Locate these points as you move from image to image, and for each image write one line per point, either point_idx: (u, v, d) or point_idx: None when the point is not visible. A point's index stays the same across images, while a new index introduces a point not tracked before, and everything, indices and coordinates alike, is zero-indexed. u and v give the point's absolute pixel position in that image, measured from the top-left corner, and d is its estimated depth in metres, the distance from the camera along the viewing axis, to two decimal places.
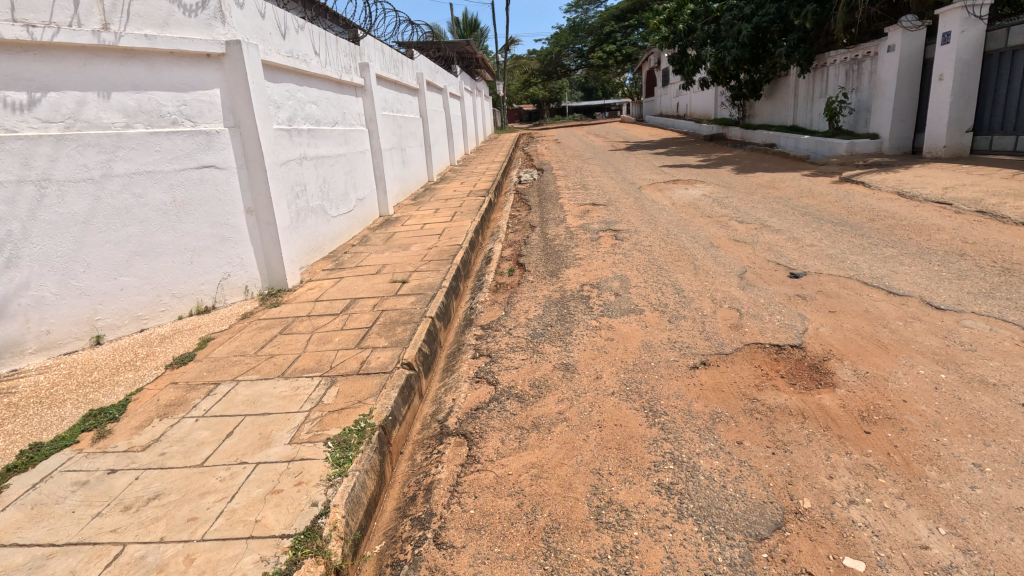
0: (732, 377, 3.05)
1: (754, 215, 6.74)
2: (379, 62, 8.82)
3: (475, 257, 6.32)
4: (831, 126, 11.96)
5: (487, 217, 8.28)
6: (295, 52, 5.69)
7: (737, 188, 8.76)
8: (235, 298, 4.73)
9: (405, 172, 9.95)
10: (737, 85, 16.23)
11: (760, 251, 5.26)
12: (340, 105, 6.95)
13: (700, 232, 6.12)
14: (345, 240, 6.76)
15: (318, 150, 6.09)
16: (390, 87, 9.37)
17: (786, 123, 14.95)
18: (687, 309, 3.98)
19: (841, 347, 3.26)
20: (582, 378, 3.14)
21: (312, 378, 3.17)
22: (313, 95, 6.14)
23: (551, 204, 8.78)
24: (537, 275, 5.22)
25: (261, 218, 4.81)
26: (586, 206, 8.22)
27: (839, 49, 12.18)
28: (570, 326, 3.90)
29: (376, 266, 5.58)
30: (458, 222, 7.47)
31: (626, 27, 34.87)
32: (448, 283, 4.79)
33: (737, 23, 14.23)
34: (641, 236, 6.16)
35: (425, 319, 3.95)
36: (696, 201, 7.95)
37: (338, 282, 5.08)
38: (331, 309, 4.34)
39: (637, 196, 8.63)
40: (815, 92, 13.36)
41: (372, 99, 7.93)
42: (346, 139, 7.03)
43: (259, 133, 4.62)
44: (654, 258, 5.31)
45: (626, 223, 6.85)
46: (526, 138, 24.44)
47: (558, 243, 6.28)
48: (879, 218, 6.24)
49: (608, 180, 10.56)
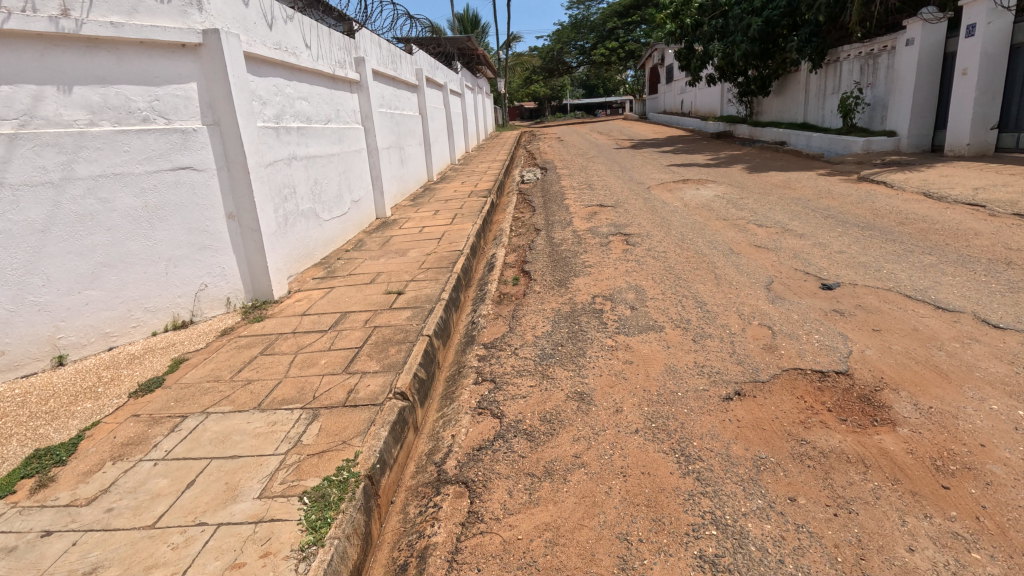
0: (772, 411, 2.66)
1: (773, 218, 6.35)
2: (376, 56, 8.44)
3: (477, 263, 5.93)
4: (846, 123, 11.54)
5: (489, 219, 7.88)
6: (283, 44, 5.29)
7: (751, 188, 8.35)
8: (215, 311, 4.34)
9: (404, 172, 9.58)
10: (745, 81, 15.79)
11: (785, 258, 4.87)
12: (334, 101, 6.56)
13: (717, 237, 5.73)
14: (339, 245, 6.37)
15: (309, 150, 5.70)
16: (388, 83, 8.99)
17: (796, 120, 14.53)
18: (712, 327, 3.59)
19: (894, 374, 2.86)
20: (600, 412, 2.75)
21: (292, 412, 2.78)
22: (304, 91, 5.75)
23: (556, 205, 8.39)
24: (545, 284, 4.83)
25: (245, 224, 4.42)
26: (593, 208, 7.83)
27: (853, 43, 11.76)
28: (583, 346, 3.51)
29: (370, 274, 5.19)
30: (459, 225, 7.08)
31: (629, 23, 34.42)
32: (447, 295, 4.40)
33: (746, 16, 13.80)
34: (654, 241, 5.76)
35: (422, 337, 3.56)
36: (710, 202, 7.55)
37: (328, 293, 4.69)
38: (320, 325, 3.95)
39: (646, 197, 8.23)
40: (827, 88, 12.94)
41: (368, 95, 7.53)
42: (340, 137, 6.65)
43: (241, 132, 4.23)
44: (670, 266, 4.92)
45: (637, 227, 6.45)
46: (528, 135, 23.99)
47: (566, 249, 5.89)
48: (908, 221, 5.85)
49: (614, 180, 10.16)
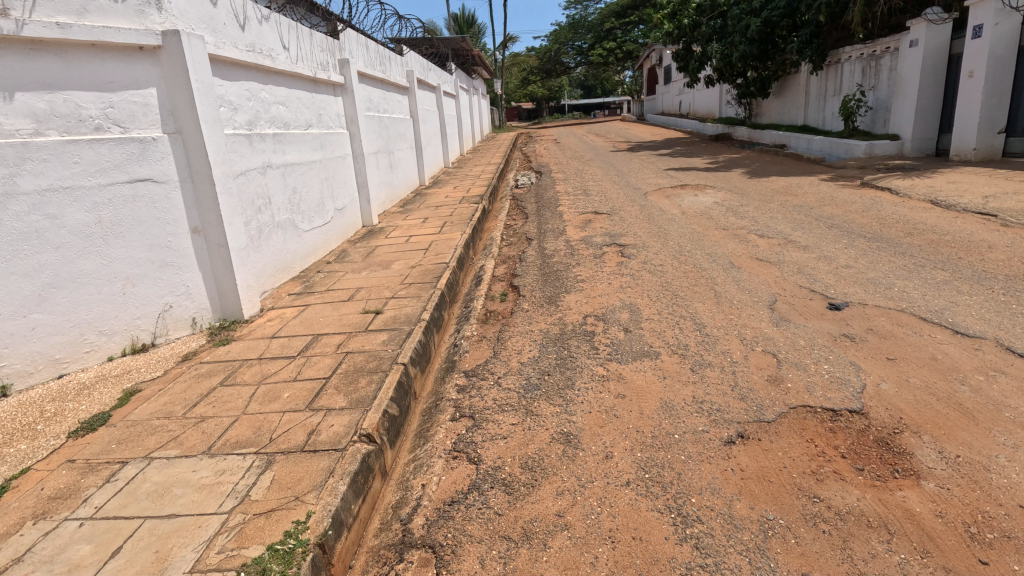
0: (780, 459, 2.38)
1: (775, 228, 6.08)
2: (363, 59, 8.16)
3: (465, 276, 5.65)
4: (847, 126, 11.27)
5: (480, 226, 7.60)
6: (257, 46, 4.99)
7: (751, 195, 8.08)
8: (179, 333, 4.04)
9: (393, 177, 9.30)
10: (744, 83, 15.54)
11: (789, 273, 4.59)
12: (315, 105, 6.27)
13: (716, 249, 5.45)
14: (320, 256, 6.07)
15: (286, 157, 5.41)
16: (376, 86, 8.72)
17: (796, 122, 14.28)
18: (712, 354, 3.31)
19: (914, 414, 2.58)
20: (587, 459, 2.46)
21: (244, 458, 2.49)
22: (281, 95, 5.46)
23: (550, 212, 8.11)
24: (534, 301, 4.54)
25: (211, 239, 4.12)
26: (588, 215, 7.55)
27: (855, 45, 11.51)
28: (572, 375, 3.22)
29: (350, 289, 4.90)
30: (448, 234, 6.80)
31: (626, 24, 34.15)
32: (428, 315, 4.11)
33: (745, 17, 13.54)
34: (650, 253, 5.49)
35: (396, 366, 3.27)
36: (708, 209, 7.28)
37: (303, 312, 4.41)
38: (289, 350, 3.66)
39: (643, 204, 7.96)
40: (828, 90, 12.68)
41: (353, 99, 7.25)
42: (322, 143, 6.36)
43: (206, 141, 3.94)
44: (666, 282, 4.64)
45: (633, 237, 6.18)
46: (524, 138, 23.72)
47: (558, 261, 5.60)
48: (916, 231, 5.58)
49: (610, 185, 9.89)
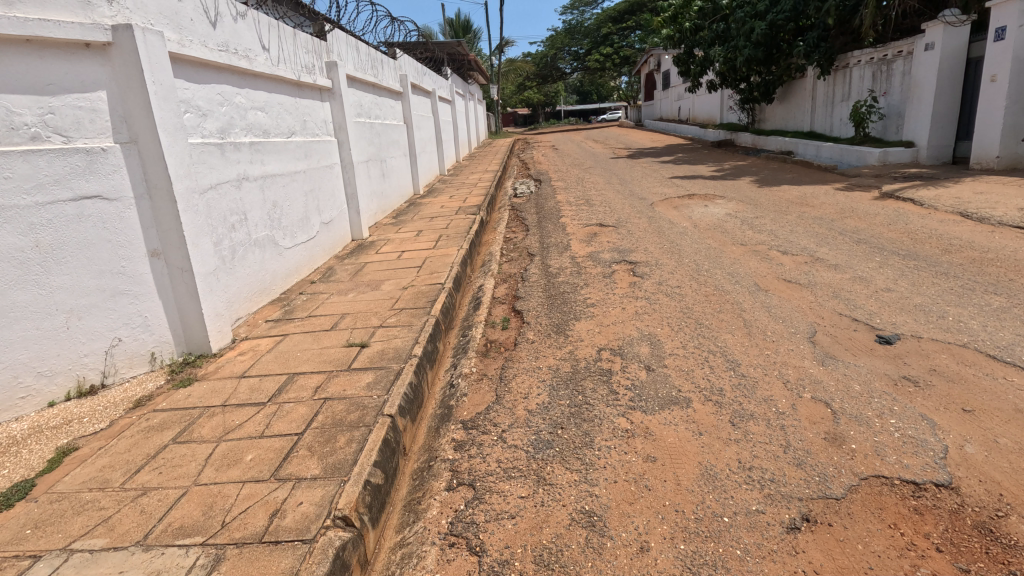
0: (862, 556, 1.90)
1: (798, 243, 5.62)
2: (353, 61, 7.71)
3: (462, 297, 5.15)
4: (858, 133, 10.87)
5: (477, 240, 7.12)
6: (231, 45, 4.51)
7: (764, 205, 7.64)
8: (135, 371, 3.51)
9: (385, 187, 8.83)
10: (748, 88, 15.16)
11: (823, 297, 4.13)
12: (299, 111, 5.79)
13: (737, 268, 4.99)
14: (303, 275, 5.56)
15: (265, 168, 4.92)
16: (367, 90, 8.26)
17: (801, 128, 13.89)
18: (752, 401, 2.83)
19: (1017, 491, 2.11)
20: (618, 554, 1.97)
21: (186, 553, 1.98)
22: (260, 100, 4.97)
23: (552, 224, 7.64)
24: (540, 330, 4.05)
25: (173, 263, 3.61)
26: (593, 228, 7.09)
27: (865, 48, 11.14)
28: (590, 429, 2.74)
29: (334, 314, 4.41)
30: (444, 249, 6.31)
31: (624, 29, 33.88)
32: (421, 349, 3.61)
33: (749, 20, 13.16)
34: (665, 272, 5.02)
35: (382, 419, 2.77)
36: (721, 222, 6.82)
37: (280, 343, 3.90)
38: (258, 395, 3.15)
39: (651, 215, 7.50)
40: (836, 95, 12.30)
41: (342, 104, 6.77)
42: (307, 152, 5.86)
43: (166, 152, 3.45)
44: (687, 308, 4.17)
45: (645, 253, 5.71)
46: (521, 144, 23.32)
47: (564, 281, 5.12)
48: (953, 247, 5.14)
49: (614, 194, 9.44)
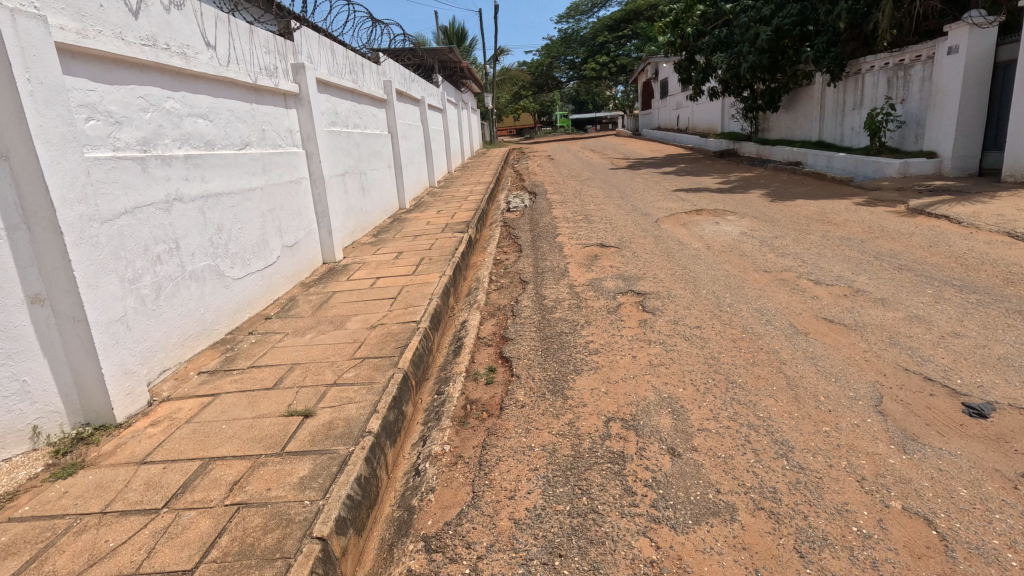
0: None
1: (831, 270, 4.88)
2: (327, 65, 7.00)
3: (442, 337, 4.38)
4: (873, 142, 10.21)
5: (464, 263, 6.36)
6: (160, 38, 3.74)
7: (782, 223, 6.93)
8: (10, 452, 2.65)
9: (365, 202, 8.09)
10: (752, 96, 14.53)
11: (878, 343, 3.37)
12: (256, 120, 5.04)
13: (764, 303, 4.24)
14: (257, 310, 4.77)
15: (207, 186, 4.15)
16: (344, 96, 7.54)
17: (809, 138, 13.24)
18: (822, 515, 2.06)
19: None
20: None
21: None
22: (202, 106, 4.21)
23: (547, 244, 6.91)
24: (532, 387, 3.28)
25: (62, 311, 2.81)
26: (593, 249, 6.36)
27: (879, 53, 10.50)
28: (599, 560, 1.96)
29: (282, 365, 3.62)
30: (424, 275, 5.54)
31: (621, 38, 33.46)
32: (378, 420, 2.82)
33: (754, 25, 12.48)
34: (680, 308, 4.27)
35: (310, 544, 1.99)
36: (737, 242, 6.10)
37: (205, 409, 3.10)
38: (154, 495, 2.36)
39: (657, 235, 6.77)
40: (847, 103, 11.67)
41: (311, 112, 6.02)
42: (265, 166, 5.10)
43: (47, 171, 2.67)
44: (713, 358, 3.41)
45: (655, 281, 4.95)
46: (517, 154, 22.68)
47: (561, 317, 4.35)
48: (1015, 276, 4.41)
49: (615, 208, 8.73)
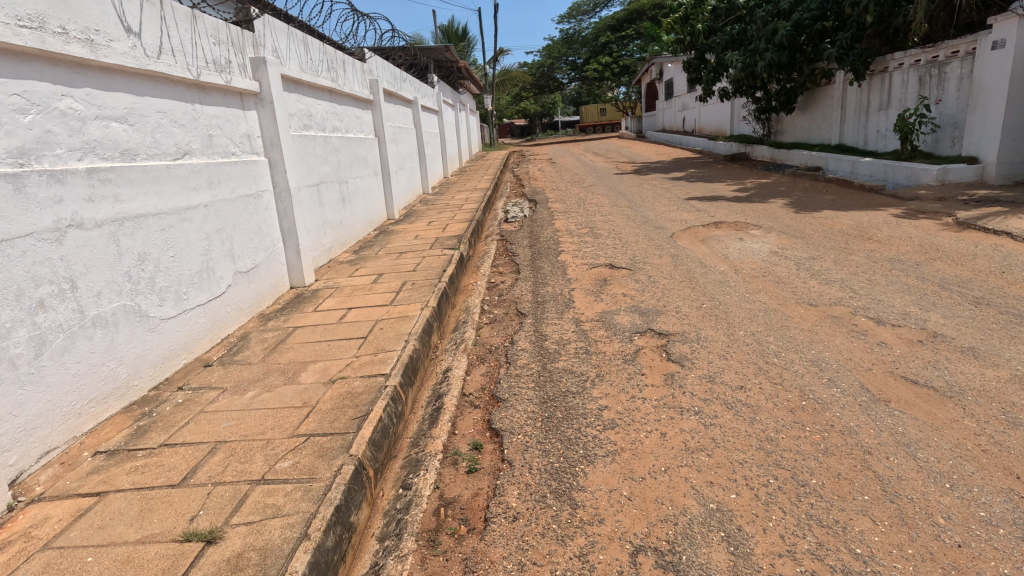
0: None
1: (891, 304, 4.05)
2: (298, 60, 6.18)
3: (418, 394, 3.53)
4: (905, 146, 9.37)
5: (453, 287, 5.52)
6: (49, 18, 2.90)
7: (816, 239, 6.11)
8: None
9: (345, 214, 7.28)
10: (766, 96, 13.71)
11: (992, 423, 2.53)
12: (200, 124, 4.21)
13: (820, 352, 3.39)
14: (196, 355, 3.92)
15: (122, 207, 3.31)
16: (320, 96, 6.71)
17: (828, 141, 12.39)
18: None
19: None
20: None
21: None
22: (118, 107, 3.38)
23: (548, 264, 6.08)
24: (529, 486, 2.43)
25: None
26: (601, 272, 5.54)
27: (910, 50, 9.68)
28: None
29: (203, 444, 2.78)
30: (404, 306, 4.70)
31: (624, 38, 32.64)
32: (308, 555, 1.97)
33: (771, 20, 11.71)
34: (715, 359, 3.43)
35: None
36: (769, 264, 5.28)
37: (77, 523, 2.25)
38: None
39: (674, 254, 5.94)
40: (871, 104, 10.83)
41: (275, 114, 5.19)
42: (211, 179, 4.26)
43: None
44: (770, 441, 2.55)
45: (679, 318, 4.12)
46: (517, 157, 21.86)
47: (566, 368, 3.50)
48: None
49: (623, 220, 7.91)
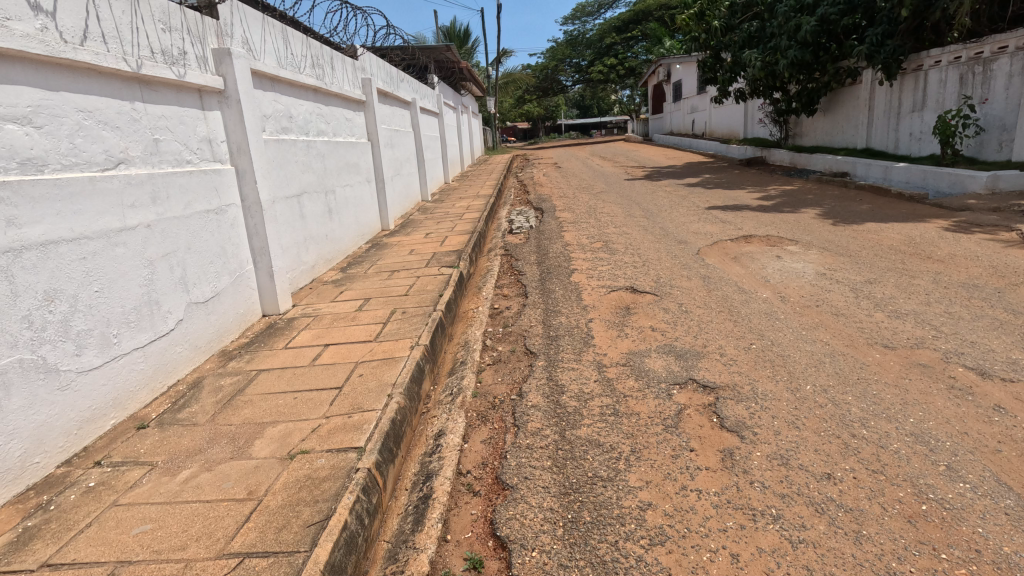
0: None
1: (989, 348, 3.29)
2: (276, 55, 5.44)
3: (402, 470, 2.77)
4: (946, 151, 8.61)
5: (450, 315, 4.77)
6: None
7: (866, 258, 5.34)
8: None
9: (332, 226, 6.54)
10: (785, 97, 12.95)
11: None
12: (141, 126, 3.46)
13: (921, 420, 2.62)
14: (129, 413, 3.16)
15: (21, 235, 2.58)
16: (303, 96, 5.98)
17: (853, 144, 11.63)
18: None
19: None
20: None
21: None
22: (17, 106, 2.64)
23: (560, 286, 5.33)
24: None
25: None
26: (622, 297, 4.78)
27: (950, 46, 8.92)
28: None
29: (98, 567, 2.02)
30: (392, 343, 3.95)
31: (629, 39, 31.98)
32: None
33: (794, 15, 10.96)
34: (784, 429, 2.66)
35: None
36: (820, 290, 4.52)
37: None
38: None
39: (704, 275, 5.18)
40: (903, 105, 10.06)
41: (243, 115, 4.45)
42: (156, 193, 3.51)
43: None
44: None
45: (726, 365, 3.36)
46: (521, 161, 21.08)
47: (591, 439, 2.74)
48: None
49: (640, 232, 7.16)
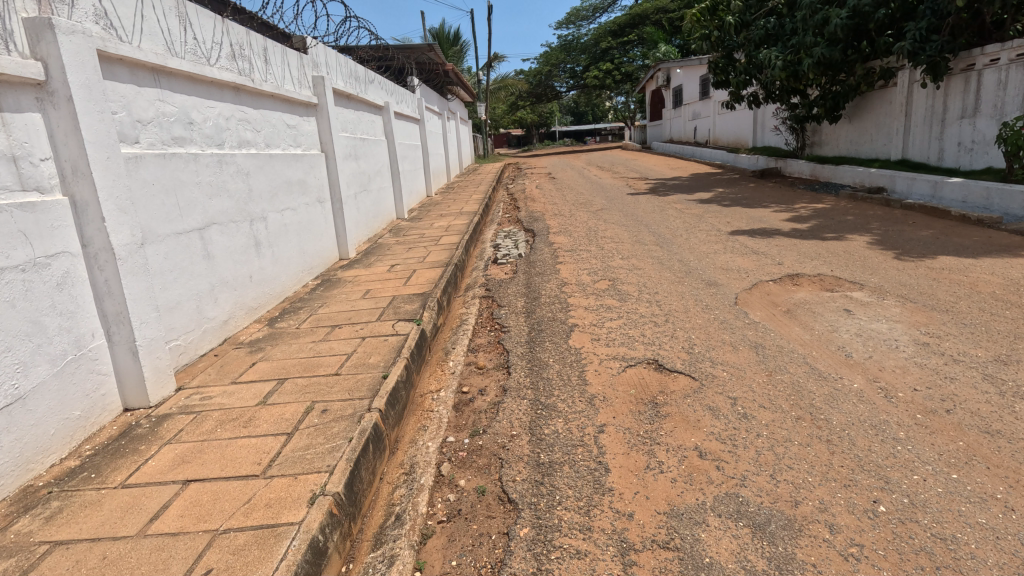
0: None
1: None
2: (167, 38, 3.96)
3: None
4: (1012, 165, 7.25)
5: (398, 411, 3.28)
6: None
7: (972, 316, 3.92)
8: None
9: (261, 264, 5.06)
10: (806, 102, 11.58)
11: None
12: None
13: None
14: None
15: None
16: (212, 94, 4.49)
17: (887, 154, 10.25)
18: None
19: None
20: None
21: None
22: None
23: (555, 355, 3.85)
24: None
25: None
26: (646, 383, 3.31)
27: (1014, 40, 7.56)
28: None
29: None
30: (285, 485, 2.45)
31: (625, 44, 30.65)
32: None
33: (821, 7, 9.60)
34: None
35: None
36: (938, 378, 3.07)
37: None
38: None
39: (755, 341, 3.73)
40: (948, 111, 8.70)
41: (78, 118, 2.97)
42: None
43: None
44: None
45: (850, 566, 1.89)
46: (512, 171, 19.61)
47: None
48: None
49: (655, 268, 5.71)
